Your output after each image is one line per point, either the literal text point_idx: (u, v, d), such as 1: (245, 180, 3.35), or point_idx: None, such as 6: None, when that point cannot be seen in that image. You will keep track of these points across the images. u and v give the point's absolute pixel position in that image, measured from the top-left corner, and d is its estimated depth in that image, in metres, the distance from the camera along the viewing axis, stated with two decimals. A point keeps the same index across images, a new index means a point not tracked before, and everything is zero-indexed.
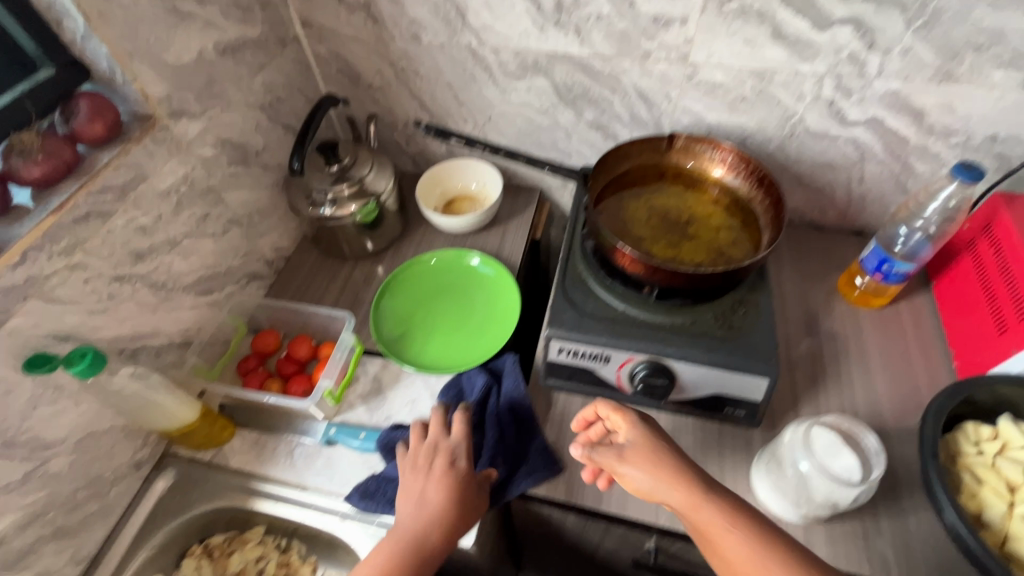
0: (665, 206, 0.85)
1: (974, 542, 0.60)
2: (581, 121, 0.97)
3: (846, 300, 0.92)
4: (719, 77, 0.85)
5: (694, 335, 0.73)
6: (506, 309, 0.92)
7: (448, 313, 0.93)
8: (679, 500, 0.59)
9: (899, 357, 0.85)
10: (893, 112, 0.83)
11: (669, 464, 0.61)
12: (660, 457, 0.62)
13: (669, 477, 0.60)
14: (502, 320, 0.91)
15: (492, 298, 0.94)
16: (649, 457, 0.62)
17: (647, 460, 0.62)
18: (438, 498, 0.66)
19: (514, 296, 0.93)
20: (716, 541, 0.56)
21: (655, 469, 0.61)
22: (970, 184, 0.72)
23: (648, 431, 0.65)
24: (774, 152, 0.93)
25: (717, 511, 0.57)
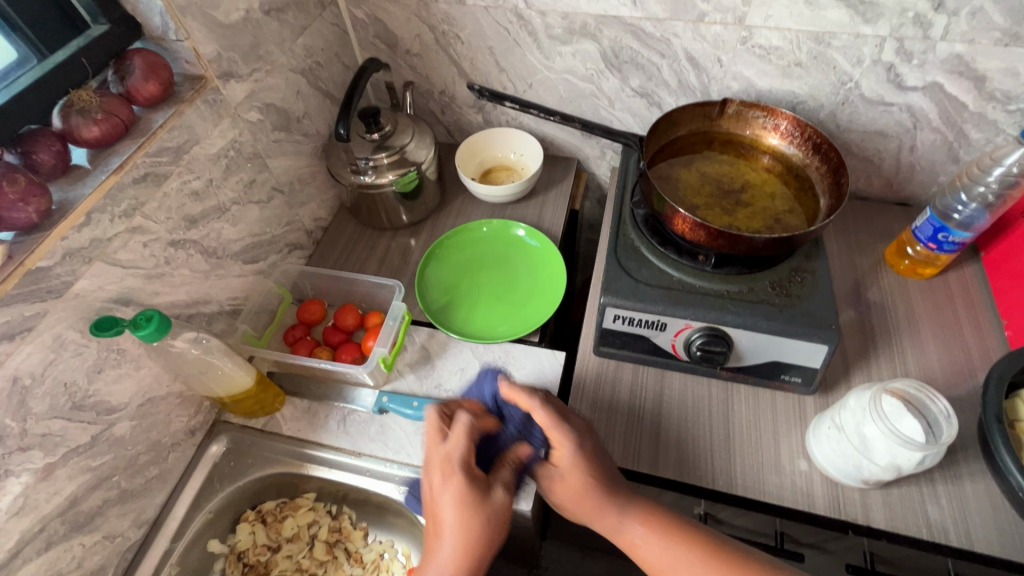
0: (717, 174, 0.83)
1: None
2: (626, 88, 0.95)
3: (894, 270, 0.91)
4: (775, 40, 0.82)
5: (753, 302, 0.73)
6: (551, 280, 0.92)
7: (493, 283, 0.93)
8: (604, 524, 0.63)
9: (949, 326, 0.85)
10: (953, 77, 0.81)
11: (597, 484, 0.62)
12: (586, 483, 0.62)
13: (590, 497, 0.62)
14: (549, 290, 0.91)
15: (537, 269, 0.94)
16: (579, 481, 0.62)
17: (578, 479, 0.62)
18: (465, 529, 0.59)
19: (561, 267, 0.92)
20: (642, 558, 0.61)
21: (587, 487, 0.62)
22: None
23: (578, 453, 0.63)
24: (825, 120, 0.91)
25: (635, 522, 0.62)
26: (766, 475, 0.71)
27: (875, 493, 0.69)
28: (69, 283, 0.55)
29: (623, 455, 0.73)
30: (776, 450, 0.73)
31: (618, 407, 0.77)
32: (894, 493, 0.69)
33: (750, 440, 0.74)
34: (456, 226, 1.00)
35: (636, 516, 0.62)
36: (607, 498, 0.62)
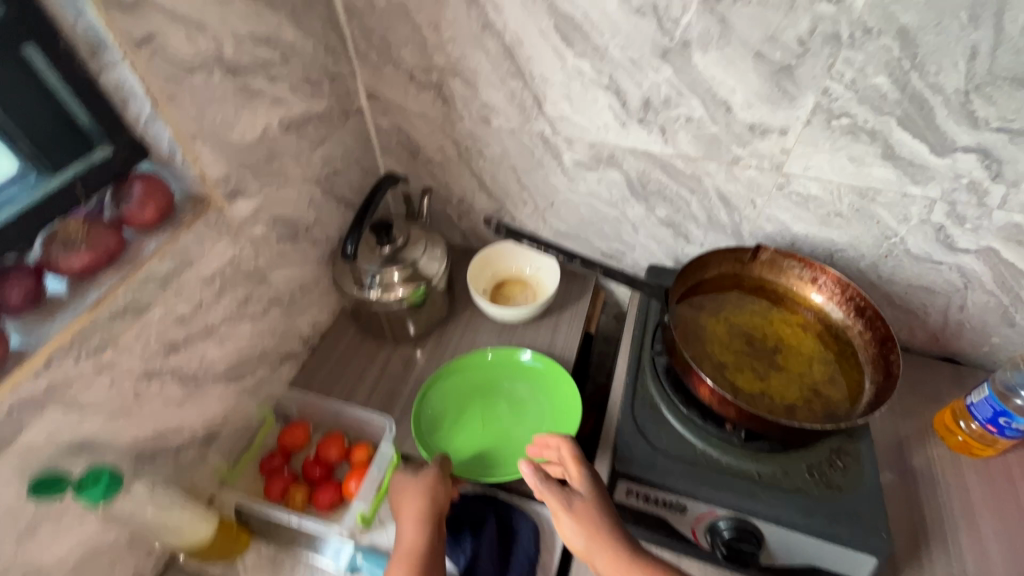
0: (748, 327, 0.76)
1: None
2: (651, 217, 0.91)
3: (944, 443, 0.81)
4: (814, 189, 0.78)
5: (786, 492, 0.64)
6: (561, 409, 0.83)
7: (501, 414, 0.84)
8: (604, 561, 0.58)
9: (1012, 522, 0.74)
10: (1010, 244, 0.75)
11: (608, 521, 0.60)
12: (594, 516, 0.60)
13: (601, 531, 0.59)
14: (560, 428, 0.81)
15: (546, 395, 0.85)
16: (592, 514, 0.61)
17: (584, 508, 0.61)
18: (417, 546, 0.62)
19: (575, 393, 0.84)
20: None
21: (597, 522, 0.60)
22: None
23: (592, 491, 0.63)
24: (865, 270, 0.85)
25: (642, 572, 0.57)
26: None
27: None
28: (12, 438, 0.49)
29: None
30: None
31: None
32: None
33: None
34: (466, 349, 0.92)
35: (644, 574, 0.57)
36: (619, 539, 0.59)
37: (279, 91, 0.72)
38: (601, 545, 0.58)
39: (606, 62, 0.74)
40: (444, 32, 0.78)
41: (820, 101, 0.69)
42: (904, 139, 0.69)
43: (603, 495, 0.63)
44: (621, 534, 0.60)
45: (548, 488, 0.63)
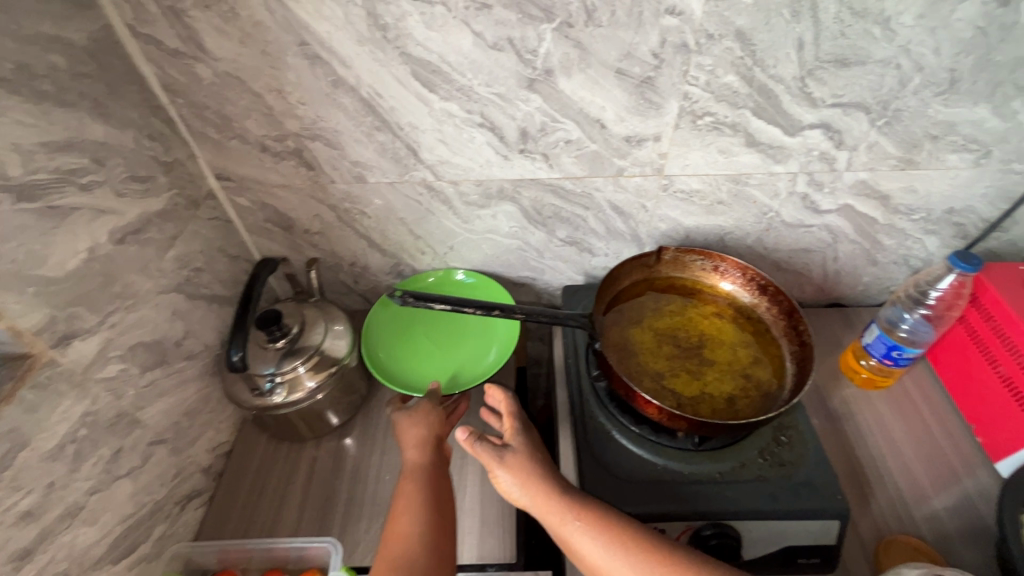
0: (669, 328, 0.78)
1: None
2: (553, 239, 0.90)
3: (852, 382, 0.89)
4: (695, 185, 0.81)
5: (748, 482, 0.65)
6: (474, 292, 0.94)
7: (439, 337, 0.91)
8: (534, 504, 0.59)
9: (925, 437, 0.82)
10: (861, 198, 0.84)
11: (537, 462, 0.62)
12: (529, 463, 0.61)
13: (534, 473, 0.60)
14: (482, 352, 0.88)
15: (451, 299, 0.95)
16: (524, 462, 0.62)
17: (518, 458, 0.62)
18: (426, 467, 0.66)
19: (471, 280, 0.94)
20: (574, 548, 0.55)
21: (530, 466, 0.61)
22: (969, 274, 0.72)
23: (524, 444, 0.64)
24: (753, 245, 0.91)
25: (570, 510, 0.57)
26: None
27: None
28: None
29: None
30: None
31: None
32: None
33: None
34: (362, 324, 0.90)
35: (569, 507, 0.57)
36: (552, 481, 0.59)
37: (101, 199, 0.59)
38: (532, 486, 0.59)
39: (474, 100, 0.71)
40: (291, 96, 0.70)
41: (683, 105, 0.72)
42: (760, 126, 0.74)
43: (533, 446, 0.64)
44: (553, 476, 0.60)
45: (480, 447, 0.62)
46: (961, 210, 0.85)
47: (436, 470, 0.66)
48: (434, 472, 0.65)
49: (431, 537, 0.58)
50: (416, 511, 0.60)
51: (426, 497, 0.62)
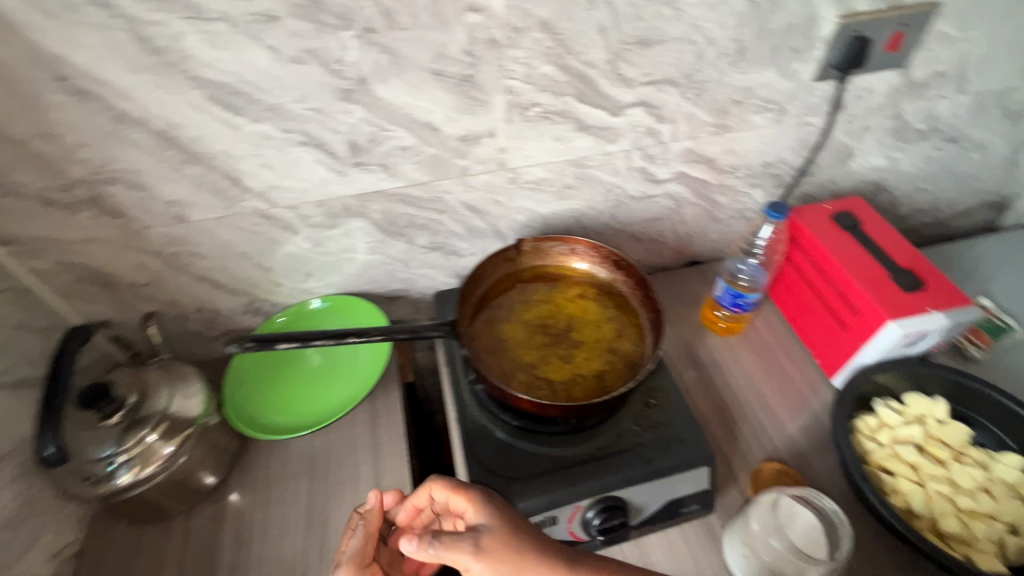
0: (538, 317, 0.79)
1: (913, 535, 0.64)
2: (415, 247, 0.88)
3: (713, 332, 0.97)
4: (540, 173, 0.83)
5: (625, 451, 0.68)
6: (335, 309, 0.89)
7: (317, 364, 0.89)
8: None
9: (777, 368, 0.91)
10: (691, 165, 0.90)
11: (525, 540, 0.54)
12: (510, 540, 0.54)
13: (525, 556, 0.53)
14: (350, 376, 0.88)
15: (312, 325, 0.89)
16: (506, 542, 0.54)
17: (499, 539, 0.54)
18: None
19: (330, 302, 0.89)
20: None
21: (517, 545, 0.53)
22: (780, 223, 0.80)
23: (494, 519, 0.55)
24: (608, 221, 0.95)
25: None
26: None
27: None
28: None
29: None
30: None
31: None
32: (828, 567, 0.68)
33: None
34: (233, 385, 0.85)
35: None
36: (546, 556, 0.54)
37: None
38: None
39: (290, 118, 0.66)
40: (66, 139, 0.61)
41: (509, 99, 0.72)
42: (586, 110, 0.76)
43: (504, 516, 0.56)
44: (543, 548, 0.54)
45: (440, 547, 0.53)
46: (775, 163, 0.95)
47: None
48: None
49: None
50: None
51: None
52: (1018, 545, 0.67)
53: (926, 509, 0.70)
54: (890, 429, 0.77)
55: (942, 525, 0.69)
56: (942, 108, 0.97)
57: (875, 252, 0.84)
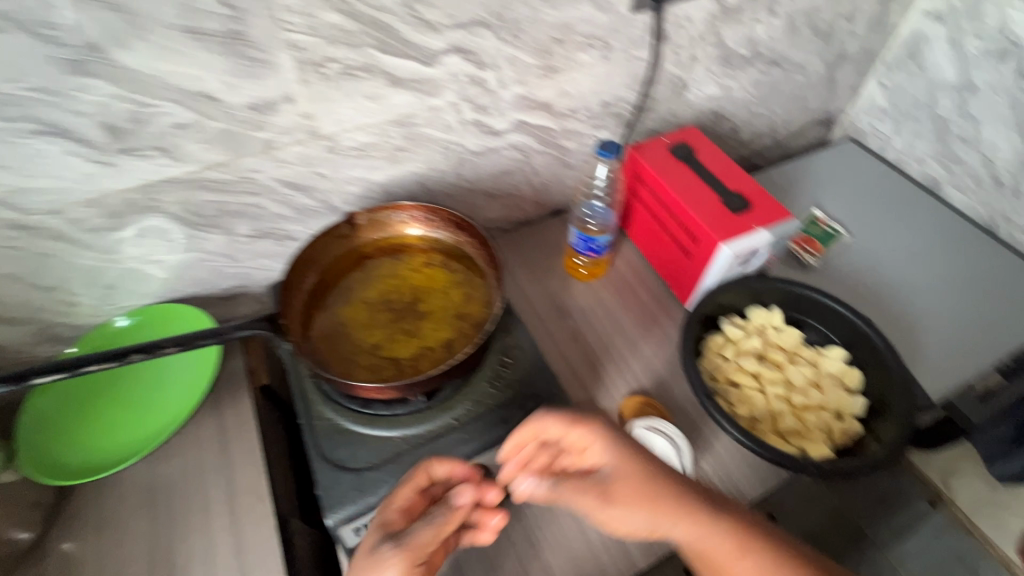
0: (383, 295, 0.74)
1: (755, 444, 0.68)
2: (237, 237, 0.78)
3: (576, 279, 0.98)
4: (362, 138, 0.76)
5: (483, 417, 0.67)
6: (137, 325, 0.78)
7: (138, 389, 0.79)
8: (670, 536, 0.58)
9: (637, 305, 0.94)
10: (528, 112, 0.87)
11: (656, 471, 0.59)
12: (638, 476, 0.59)
13: (649, 506, 0.58)
14: (177, 390, 0.80)
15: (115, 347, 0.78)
16: (632, 480, 0.59)
17: (625, 477, 0.59)
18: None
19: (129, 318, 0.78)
20: (723, 566, 0.56)
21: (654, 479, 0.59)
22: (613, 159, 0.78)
23: (617, 456, 0.60)
24: (455, 181, 0.91)
25: (706, 533, 0.56)
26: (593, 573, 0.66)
27: None
28: None
29: None
30: None
31: None
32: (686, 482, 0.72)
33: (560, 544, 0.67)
34: (37, 435, 0.73)
35: (707, 526, 0.57)
36: (676, 500, 0.58)
37: None
38: (671, 515, 0.57)
39: (7, 102, 0.54)
40: None
41: (296, 56, 0.63)
42: (394, 62, 0.70)
43: (629, 451, 0.60)
44: (672, 490, 0.58)
45: (559, 488, 0.60)
46: (613, 101, 0.94)
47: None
48: None
49: None
50: None
51: None
52: (842, 429, 0.74)
53: (766, 413, 0.76)
54: (735, 344, 0.81)
55: (782, 425, 0.75)
56: (759, 31, 1.00)
57: (709, 179, 0.86)
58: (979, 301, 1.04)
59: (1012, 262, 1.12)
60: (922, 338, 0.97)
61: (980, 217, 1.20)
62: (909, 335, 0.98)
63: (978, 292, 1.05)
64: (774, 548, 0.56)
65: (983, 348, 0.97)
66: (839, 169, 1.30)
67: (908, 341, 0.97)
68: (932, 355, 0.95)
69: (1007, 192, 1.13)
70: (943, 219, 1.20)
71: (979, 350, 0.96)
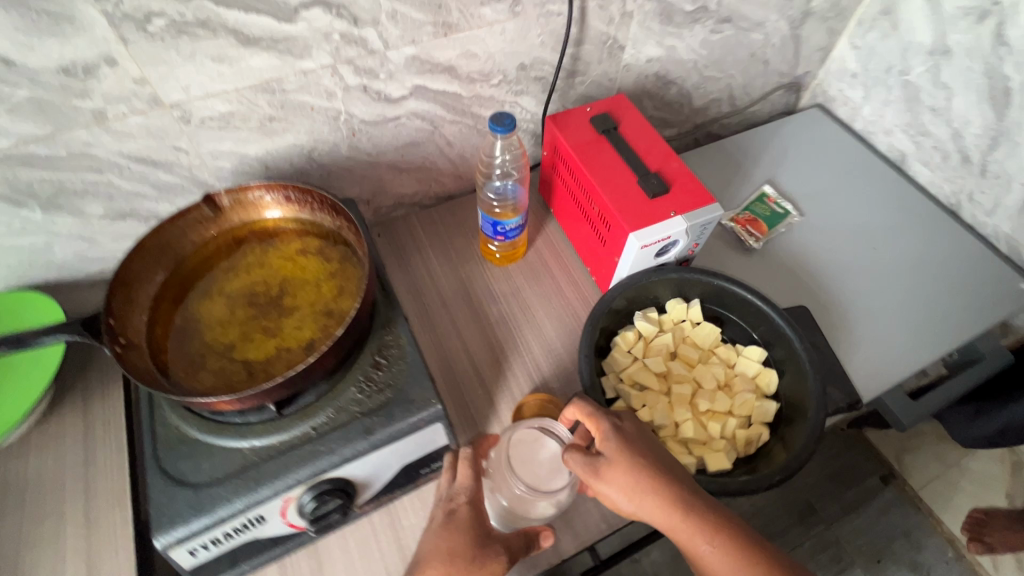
0: (245, 286, 0.67)
1: None
2: (89, 218, 0.70)
3: (492, 263, 0.90)
4: (220, 107, 0.66)
5: (343, 426, 0.61)
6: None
7: None
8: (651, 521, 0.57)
9: (553, 293, 0.87)
10: (427, 76, 0.76)
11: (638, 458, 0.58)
12: (631, 467, 0.58)
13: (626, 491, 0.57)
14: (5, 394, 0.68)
15: None
16: (628, 470, 0.58)
17: (619, 468, 0.58)
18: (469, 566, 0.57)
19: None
20: (696, 556, 0.56)
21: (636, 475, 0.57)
22: (510, 134, 0.69)
23: (620, 444, 0.59)
24: (351, 154, 0.81)
25: (689, 528, 0.55)
26: None
27: (559, 523, 0.69)
28: None
29: None
30: None
31: None
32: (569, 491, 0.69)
33: None
34: None
35: (690, 525, 0.55)
36: (662, 496, 0.56)
37: None
38: (647, 498, 0.57)
39: None
40: None
41: (105, 10, 0.53)
42: (239, 18, 0.59)
43: (627, 443, 0.59)
44: (659, 487, 0.57)
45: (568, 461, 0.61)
46: (533, 63, 0.83)
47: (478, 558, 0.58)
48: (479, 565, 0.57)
49: None
50: None
51: None
52: (744, 437, 0.69)
53: (668, 419, 0.70)
54: (645, 342, 0.76)
55: (684, 433, 0.69)
56: None
57: (629, 156, 0.77)
58: (921, 288, 0.99)
59: (968, 246, 1.05)
60: (855, 327, 0.93)
61: (944, 196, 1.11)
62: (841, 325, 0.93)
63: (923, 279, 1.00)
64: (743, 549, 0.55)
65: (918, 340, 0.92)
66: (796, 138, 1.22)
67: (838, 331, 0.92)
68: (863, 346, 0.91)
69: (974, 171, 1.04)
70: (901, 197, 1.12)
71: (914, 342, 0.92)
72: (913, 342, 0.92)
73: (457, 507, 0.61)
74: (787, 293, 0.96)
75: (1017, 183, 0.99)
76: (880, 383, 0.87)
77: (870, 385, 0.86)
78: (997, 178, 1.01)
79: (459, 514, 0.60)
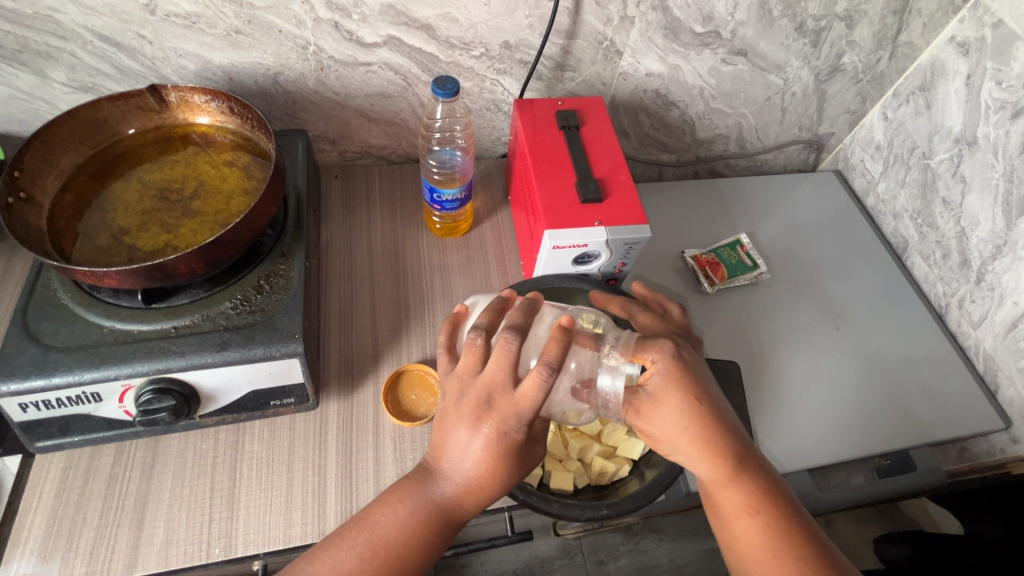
0: (165, 181, 0.69)
1: None
2: (52, 83, 0.73)
3: (433, 233, 0.89)
4: (186, 6, 0.68)
5: (201, 333, 0.61)
6: None
7: None
8: (700, 471, 0.57)
9: (479, 277, 0.85)
10: (403, 29, 0.76)
11: (703, 406, 0.56)
12: (690, 413, 0.56)
13: (686, 443, 0.56)
14: None
15: None
16: (689, 424, 0.56)
17: (679, 414, 0.56)
18: (495, 469, 0.53)
19: None
20: (726, 516, 0.56)
21: (700, 429, 0.56)
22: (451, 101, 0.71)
23: (688, 399, 0.56)
24: (318, 89, 0.82)
25: (740, 499, 0.55)
26: (279, 516, 0.63)
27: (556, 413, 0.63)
28: None
29: (92, 550, 0.60)
30: (288, 482, 0.66)
31: (87, 508, 0.62)
32: (409, 460, 0.68)
33: (259, 484, 0.65)
34: None
35: (746, 497, 0.55)
36: (726, 458, 0.55)
37: None
38: (698, 451, 0.56)
39: None
40: None
41: None
42: None
43: (700, 397, 0.56)
44: (724, 450, 0.56)
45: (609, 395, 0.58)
46: (518, 45, 0.82)
47: (511, 462, 0.53)
48: (514, 467, 0.54)
49: (499, 497, 0.55)
50: (483, 500, 0.54)
51: (492, 492, 0.54)
52: (599, 466, 0.68)
53: None
54: None
55: None
56: (718, 6, 0.84)
57: (579, 158, 0.75)
58: (877, 385, 0.91)
59: (942, 355, 0.97)
60: (784, 400, 0.87)
61: (935, 296, 1.03)
62: (768, 395, 0.87)
63: (882, 375, 0.92)
64: (785, 542, 0.54)
65: (849, 433, 0.85)
66: (804, 197, 1.15)
67: (765, 398, 0.87)
68: (785, 419, 0.85)
69: (970, 277, 0.96)
70: (892, 286, 1.04)
71: (842, 434, 0.85)
72: (841, 433, 0.85)
73: (509, 431, 0.51)
74: (725, 345, 0.92)
75: (1009, 300, 0.90)
76: (787, 463, 0.81)
77: (775, 460, 0.81)
78: (991, 289, 0.93)
79: (513, 438, 0.51)
